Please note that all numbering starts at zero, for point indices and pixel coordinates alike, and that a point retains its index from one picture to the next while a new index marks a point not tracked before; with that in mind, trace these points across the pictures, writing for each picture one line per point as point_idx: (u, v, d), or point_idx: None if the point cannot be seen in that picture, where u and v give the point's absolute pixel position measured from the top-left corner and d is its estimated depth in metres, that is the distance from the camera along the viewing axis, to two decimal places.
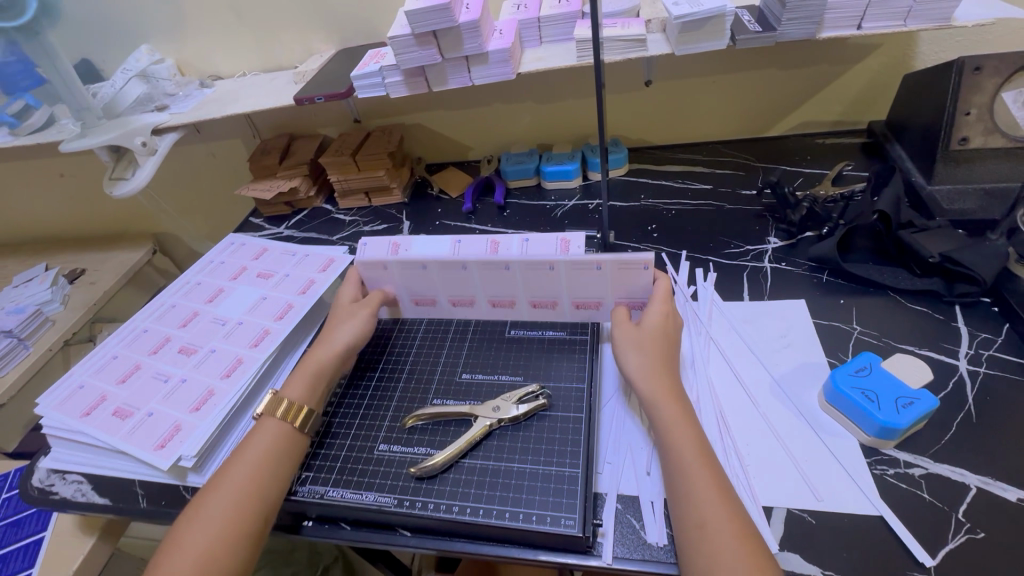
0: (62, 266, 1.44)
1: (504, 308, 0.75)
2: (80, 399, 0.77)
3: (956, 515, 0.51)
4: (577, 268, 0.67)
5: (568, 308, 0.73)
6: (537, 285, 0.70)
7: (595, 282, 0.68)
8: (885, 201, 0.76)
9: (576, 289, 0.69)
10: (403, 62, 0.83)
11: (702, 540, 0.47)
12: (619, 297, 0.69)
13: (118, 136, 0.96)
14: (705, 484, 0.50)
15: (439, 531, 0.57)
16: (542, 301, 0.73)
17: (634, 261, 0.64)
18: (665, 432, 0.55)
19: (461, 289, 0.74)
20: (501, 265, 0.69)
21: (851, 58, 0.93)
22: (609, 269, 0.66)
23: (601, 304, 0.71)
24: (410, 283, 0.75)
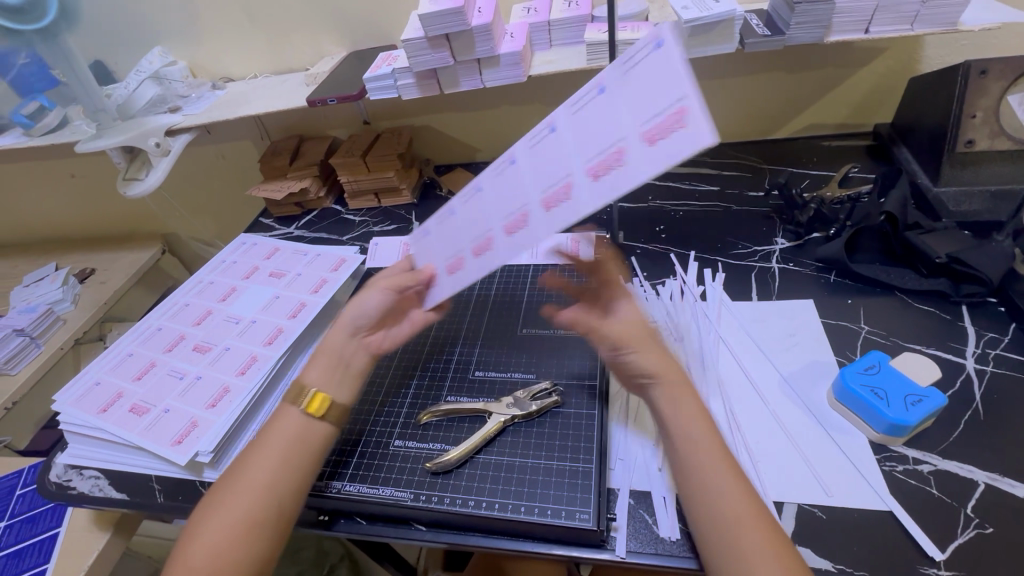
0: (72, 266, 1.46)
1: (524, 225, 0.52)
2: (97, 396, 0.79)
3: (965, 510, 0.52)
4: (579, 114, 0.49)
5: (583, 175, 0.47)
6: (547, 168, 0.51)
7: (604, 118, 0.46)
8: (891, 203, 0.77)
9: (586, 144, 0.48)
10: (416, 64, 0.84)
11: (734, 537, 0.45)
12: (643, 122, 0.43)
13: (132, 137, 0.97)
14: (729, 481, 0.48)
15: (454, 525, 0.58)
16: (554, 193, 0.50)
17: (650, 42, 0.43)
18: (682, 432, 0.52)
19: (479, 223, 0.58)
20: (505, 169, 0.56)
21: (857, 62, 0.95)
22: (624, 76, 0.45)
23: (630, 144, 0.44)
24: (439, 242, 0.65)
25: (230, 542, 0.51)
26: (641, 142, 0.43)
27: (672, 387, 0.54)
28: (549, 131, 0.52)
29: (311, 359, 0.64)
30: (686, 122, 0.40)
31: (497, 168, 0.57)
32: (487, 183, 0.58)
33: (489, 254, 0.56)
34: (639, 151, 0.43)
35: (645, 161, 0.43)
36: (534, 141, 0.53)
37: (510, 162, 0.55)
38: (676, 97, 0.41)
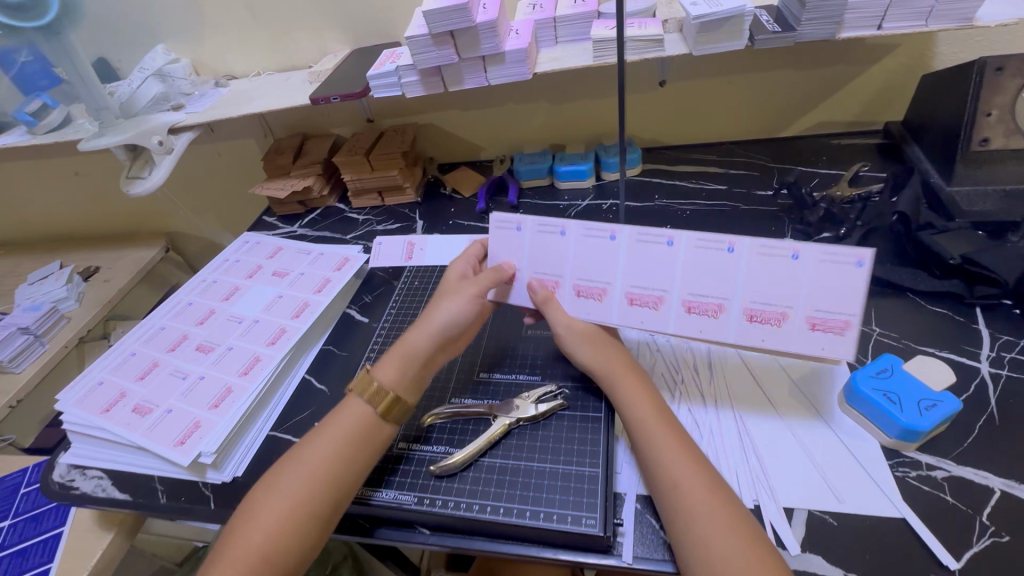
0: (76, 264, 1.46)
1: (642, 307, 0.60)
2: (100, 396, 0.78)
3: (980, 518, 0.51)
4: (755, 257, 0.55)
5: (737, 313, 0.57)
6: (704, 280, 0.57)
7: (789, 281, 0.54)
8: (904, 201, 0.77)
9: (747, 291, 0.56)
10: (420, 61, 0.83)
11: (678, 499, 0.49)
12: (813, 308, 0.54)
13: (136, 135, 0.96)
14: (670, 449, 0.52)
15: (458, 529, 0.57)
16: (704, 306, 0.58)
17: (851, 253, 0.52)
18: (628, 410, 0.57)
19: (588, 270, 0.61)
20: (648, 245, 0.58)
21: (868, 58, 0.93)
22: (828, 264, 0.53)
23: (783, 317, 0.55)
24: (507, 248, 0.64)
25: (274, 531, 0.51)
26: (803, 323, 0.55)
27: (613, 373, 0.59)
28: (716, 251, 0.56)
29: (386, 355, 0.63)
30: (842, 334, 0.54)
31: (635, 238, 0.59)
32: (615, 240, 0.59)
33: (589, 308, 0.62)
34: (788, 325, 0.55)
35: (791, 337, 0.55)
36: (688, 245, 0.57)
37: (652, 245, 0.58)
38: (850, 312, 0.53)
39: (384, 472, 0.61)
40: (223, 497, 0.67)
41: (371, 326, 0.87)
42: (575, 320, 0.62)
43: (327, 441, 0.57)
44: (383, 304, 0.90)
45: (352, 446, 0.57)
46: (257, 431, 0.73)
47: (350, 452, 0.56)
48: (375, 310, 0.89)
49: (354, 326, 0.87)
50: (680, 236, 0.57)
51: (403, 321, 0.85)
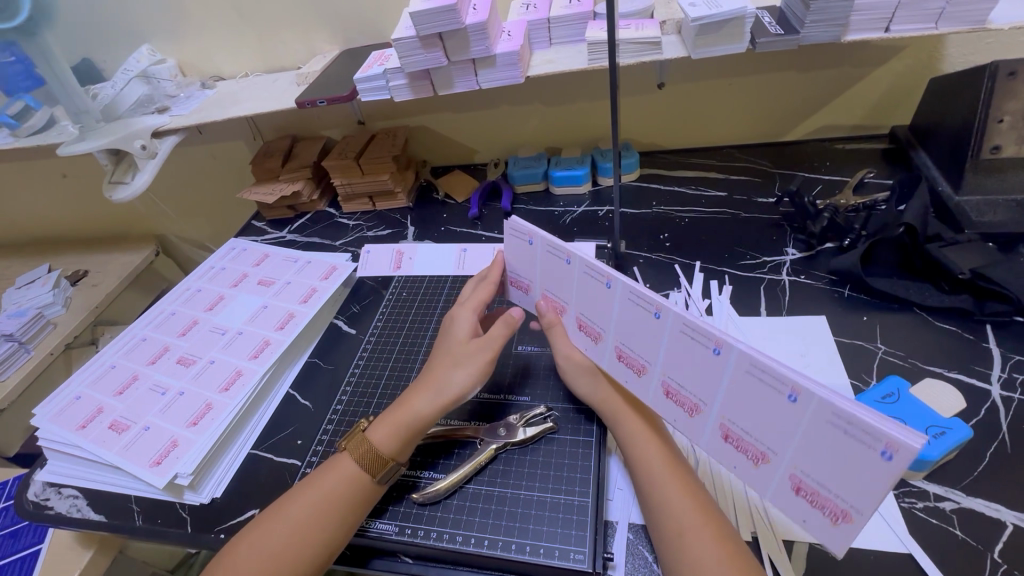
0: (65, 268, 1.43)
1: (628, 368, 0.54)
2: (77, 411, 0.76)
3: (992, 555, 0.48)
4: (747, 377, 0.43)
5: (713, 425, 0.47)
6: (692, 378, 0.47)
7: (784, 423, 0.42)
8: (912, 214, 0.72)
9: (732, 408, 0.45)
10: (408, 65, 0.80)
11: (683, 547, 0.46)
12: (801, 469, 0.42)
13: (118, 139, 0.93)
14: (677, 493, 0.49)
15: (442, 560, 0.55)
16: (683, 399, 0.49)
17: (878, 435, 0.36)
18: (634, 448, 0.54)
19: (585, 304, 0.55)
20: (643, 314, 0.49)
21: (874, 61, 0.89)
22: (836, 428, 0.38)
23: (763, 458, 0.44)
24: (521, 259, 0.61)
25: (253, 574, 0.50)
26: (787, 480, 0.43)
27: (619, 409, 0.57)
28: (718, 355, 0.44)
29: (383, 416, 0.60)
30: (839, 521, 0.41)
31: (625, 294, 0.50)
32: (612, 289, 0.51)
33: (587, 343, 0.58)
34: (766, 469, 0.45)
35: (767, 481, 0.45)
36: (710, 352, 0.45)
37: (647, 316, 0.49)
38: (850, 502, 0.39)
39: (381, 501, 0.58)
40: (200, 520, 0.65)
41: (358, 338, 0.84)
42: (573, 350, 0.60)
43: (313, 495, 0.54)
44: (371, 314, 0.87)
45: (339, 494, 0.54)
46: (238, 449, 0.71)
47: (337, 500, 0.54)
48: (363, 321, 0.87)
49: (341, 338, 0.85)
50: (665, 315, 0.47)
51: (390, 334, 0.82)
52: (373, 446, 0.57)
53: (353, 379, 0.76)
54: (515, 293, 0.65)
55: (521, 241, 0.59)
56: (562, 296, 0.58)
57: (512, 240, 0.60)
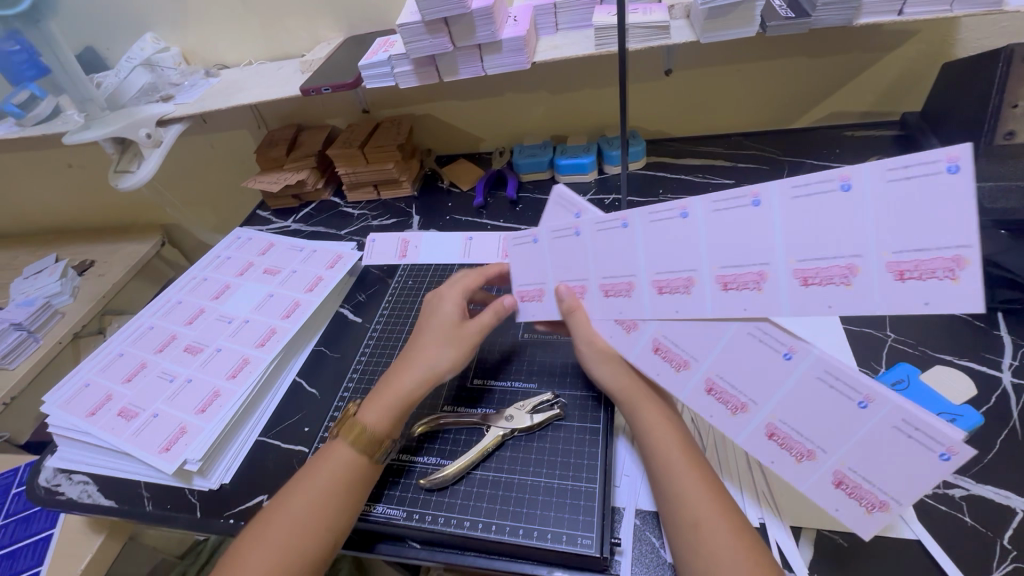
0: (72, 258, 1.43)
1: (675, 296, 0.49)
2: (86, 398, 0.76)
3: (1002, 541, 0.48)
4: (816, 383, 0.44)
5: (787, 278, 0.43)
6: (745, 242, 0.44)
7: (844, 424, 0.44)
8: None
9: (787, 405, 0.46)
10: (413, 51, 0.79)
11: (700, 539, 0.46)
12: (848, 464, 0.45)
13: (123, 127, 0.93)
14: (695, 485, 0.49)
15: (450, 544, 0.55)
16: (743, 279, 0.45)
17: (942, 437, 0.39)
18: (649, 439, 0.53)
19: (616, 265, 0.52)
20: (691, 231, 0.47)
21: (886, 46, 0.88)
22: (900, 433, 0.41)
23: (851, 270, 0.40)
24: (525, 264, 0.59)
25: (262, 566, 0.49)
26: (831, 475, 0.45)
27: (635, 397, 0.55)
28: (775, 191, 0.42)
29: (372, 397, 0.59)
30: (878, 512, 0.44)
31: (703, 211, 0.46)
32: (675, 217, 0.47)
33: (613, 331, 0.55)
34: (863, 280, 0.40)
35: (805, 478, 0.47)
36: (770, 187, 0.42)
37: (715, 207, 0.45)
38: (956, 240, 0.36)
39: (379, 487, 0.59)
40: (209, 505, 0.65)
41: (364, 327, 0.84)
42: (596, 336, 0.56)
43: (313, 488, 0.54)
44: (376, 303, 0.87)
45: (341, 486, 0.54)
46: (246, 435, 0.71)
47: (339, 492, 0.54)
48: (369, 309, 0.87)
49: (346, 327, 0.85)
50: (766, 187, 0.42)
51: (396, 322, 0.82)
52: (367, 430, 0.57)
53: (359, 366, 0.77)
54: (524, 307, 0.61)
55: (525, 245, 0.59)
56: (581, 270, 0.55)
57: (515, 251, 0.60)
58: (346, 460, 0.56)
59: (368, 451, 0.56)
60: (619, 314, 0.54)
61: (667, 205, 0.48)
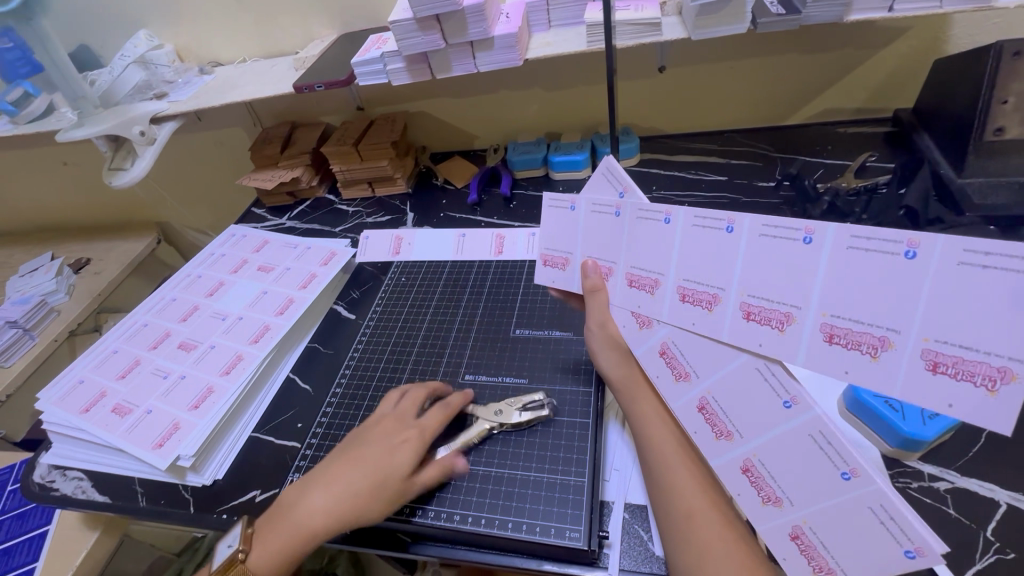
0: (67, 255, 1.43)
1: (694, 307, 0.47)
2: (81, 395, 0.77)
3: (985, 533, 0.48)
4: (807, 441, 0.42)
5: (813, 328, 0.40)
6: (779, 276, 0.41)
7: (820, 488, 0.41)
8: (913, 195, 0.75)
9: (772, 450, 0.44)
10: (406, 48, 0.80)
11: (691, 528, 0.47)
12: (811, 524, 0.43)
13: (117, 125, 0.93)
14: (687, 478, 0.49)
15: (440, 538, 0.56)
16: (768, 314, 0.42)
17: (915, 536, 0.36)
18: (643, 430, 0.53)
19: (648, 259, 0.50)
20: (731, 246, 0.44)
21: (878, 42, 0.88)
22: (873, 514, 0.38)
23: (883, 344, 0.37)
24: (559, 229, 0.59)
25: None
26: (789, 527, 0.44)
27: (633, 389, 0.55)
28: (831, 234, 0.38)
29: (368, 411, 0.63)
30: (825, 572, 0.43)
31: (749, 230, 0.42)
32: (719, 229, 0.44)
33: (627, 322, 0.54)
34: (891, 358, 0.37)
35: (765, 519, 0.46)
36: (826, 229, 0.38)
37: (762, 231, 0.42)
38: (1009, 353, 0.32)
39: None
40: (202, 501, 0.66)
41: (358, 323, 0.84)
42: (609, 321, 0.56)
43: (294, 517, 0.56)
44: (370, 299, 0.88)
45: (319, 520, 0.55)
46: (240, 431, 0.72)
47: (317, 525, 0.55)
48: (363, 306, 0.87)
49: (340, 323, 0.85)
50: (823, 228, 0.38)
51: (390, 317, 0.83)
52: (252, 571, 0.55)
53: (353, 361, 0.77)
54: (545, 272, 0.62)
55: (562, 213, 0.58)
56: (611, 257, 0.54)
57: (551, 214, 0.59)
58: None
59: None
60: (632, 306, 0.53)
61: (715, 214, 0.44)
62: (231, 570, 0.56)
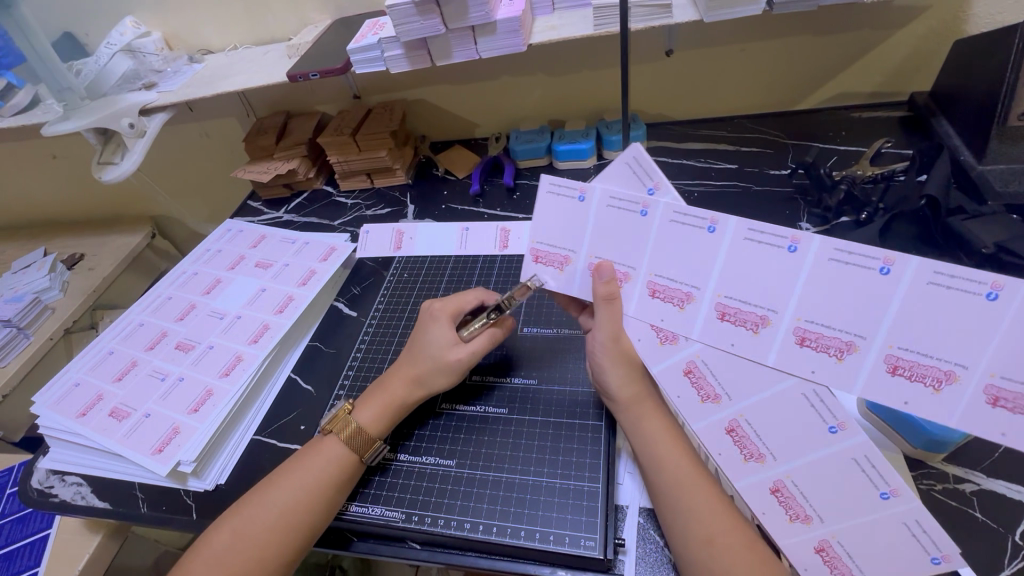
0: (61, 251, 1.40)
1: (738, 327, 0.48)
2: (77, 399, 0.75)
3: (1013, 537, 0.47)
4: (849, 465, 0.43)
5: (876, 358, 0.42)
6: (846, 305, 0.42)
7: (854, 506, 0.43)
8: (933, 184, 0.71)
9: (807, 472, 0.45)
10: (404, 33, 0.76)
11: (713, 556, 0.45)
12: (839, 538, 0.44)
13: (103, 118, 0.90)
14: (706, 498, 0.48)
15: (450, 545, 0.54)
16: (826, 342, 0.44)
17: (945, 545, 0.40)
18: (648, 453, 0.51)
19: (681, 270, 0.49)
20: (794, 267, 0.44)
21: (895, 22, 0.85)
22: (907, 528, 0.41)
23: (948, 378, 0.40)
24: (558, 220, 0.54)
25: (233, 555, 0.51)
26: (816, 542, 0.45)
27: (634, 410, 0.53)
28: (912, 267, 0.39)
29: (367, 397, 0.62)
30: None
31: (818, 252, 0.43)
32: (782, 247, 0.44)
33: (645, 336, 0.53)
34: (953, 392, 0.40)
35: (788, 536, 0.46)
36: (909, 262, 0.39)
37: (833, 256, 0.42)
38: None
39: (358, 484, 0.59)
40: (205, 506, 0.64)
41: (360, 320, 0.82)
42: (624, 334, 0.54)
43: (297, 482, 0.55)
44: (372, 295, 0.85)
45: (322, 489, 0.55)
46: (241, 434, 0.70)
47: (319, 496, 0.54)
48: (365, 302, 0.85)
49: (342, 320, 0.83)
50: (905, 260, 0.39)
51: (393, 316, 0.81)
52: (363, 428, 0.59)
53: (356, 362, 0.75)
54: (532, 269, 0.58)
55: (567, 203, 0.53)
56: (632, 263, 0.51)
57: (550, 203, 0.54)
58: (337, 454, 0.57)
59: (360, 449, 0.58)
60: (656, 319, 0.51)
61: (780, 232, 0.44)
62: (213, 538, 0.53)
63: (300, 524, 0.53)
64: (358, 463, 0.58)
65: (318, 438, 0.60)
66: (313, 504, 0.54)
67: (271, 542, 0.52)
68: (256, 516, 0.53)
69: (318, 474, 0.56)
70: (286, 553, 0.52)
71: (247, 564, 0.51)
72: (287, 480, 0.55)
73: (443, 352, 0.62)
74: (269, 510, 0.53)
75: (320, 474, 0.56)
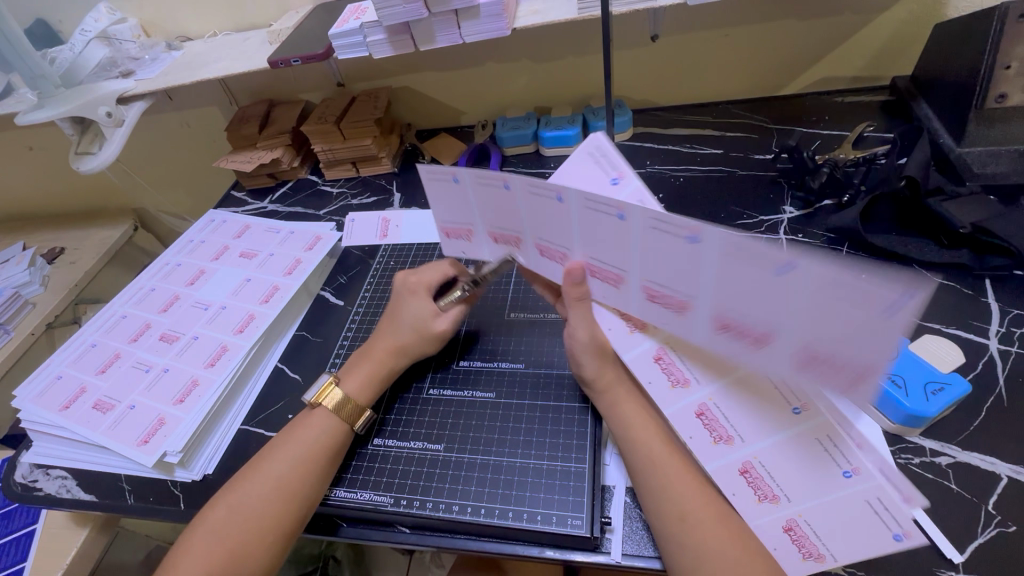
0: (40, 245, 1.37)
1: (665, 306, 0.48)
2: (59, 391, 0.74)
3: (986, 507, 0.48)
4: (812, 445, 0.45)
5: (791, 345, 0.40)
6: (757, 296, 0.40)
7: (819, 488, 0.44)
8: (914, 165, 0.71)
9: (774, 454, 0.47)
10: (385, 17, 0.75)
11: (686, 531, 0.46)
12: (806, 517, 0.45)
13: (80, 107, 0.87)
14: (681, 478, 0.49)
15: (439, 528, 0.55)
16: (745, 329, 0.43)
17: (905, 522, 0.41)
18: (626, 434, 0.53)
19: (608, 256, 0.49)
20: (699, 256, 0.41)
21: (876, 7, 0.85)
22: (869, 509, 0.42)
23: (864, 376, 0.37)
24: (449, 200, 0.57)
25: (226, 532, 0.51)
26: (782, 519, 0.46)
27: (614, 389, 0.55)
28: (808, 266, 0.35)
29: (354, 366, 0.63)
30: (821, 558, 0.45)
31: (718, 243, 0.39)
32: (684, 237, 0.41)
33: (615, 327, 0.55)
34: (866, 388, 0.38)
35: (761, 515, 0.47)
36: (803, 262, 0.35)
37: (732, 248, 0.39)
38: (866, 360, 0.36)
39: (349, 467, 0.59)
40: (193, 497, 0.64)
41: (347, 309, 0.81)
42: (596, 326, 0.55)
43: (289, 453, 0.55)
44: (358, 284, 0.85)
45: (312, 458, 0.55)
46: (227, 425, 0.69)
47: (312, 467, 0.55)
48: (351, 291, 0.84)
49: (328, 310, 0.82)
50: (802, 260, 0.35)
51: (380, 302, 0.80)
52: (350, 399, 0.59)
53: (345, 344, 0.75)
54: (449, 243, 0.63)
55: (447, 182, 0.54)
56: (563, 246, 0.52)
57: (431, 181, 0.55)
58: (328, 427, 0.58)
59: (350, 417, 0.58)
60: (608, 296, 0.53)
61: (680, 223, 0.41)
62: (208, 513, 0.53)
63: (297, 494, 0.53)
64: (347, 433, 0.58)
65: (303, 411, 0.61)
66: (305, 475, 0.54)
67: (266, 515, 0.52)
68: (248, 498, 0.53)
69: (309, 446, 0.56)
70: (286, 523, 0.52)
71: (246, 542, 0.51)
72: (274, 455, 0.55)
73: (424, 322, 0.63)
74: (262, 483, 0.53)
75: (307, 446, 0.56)
